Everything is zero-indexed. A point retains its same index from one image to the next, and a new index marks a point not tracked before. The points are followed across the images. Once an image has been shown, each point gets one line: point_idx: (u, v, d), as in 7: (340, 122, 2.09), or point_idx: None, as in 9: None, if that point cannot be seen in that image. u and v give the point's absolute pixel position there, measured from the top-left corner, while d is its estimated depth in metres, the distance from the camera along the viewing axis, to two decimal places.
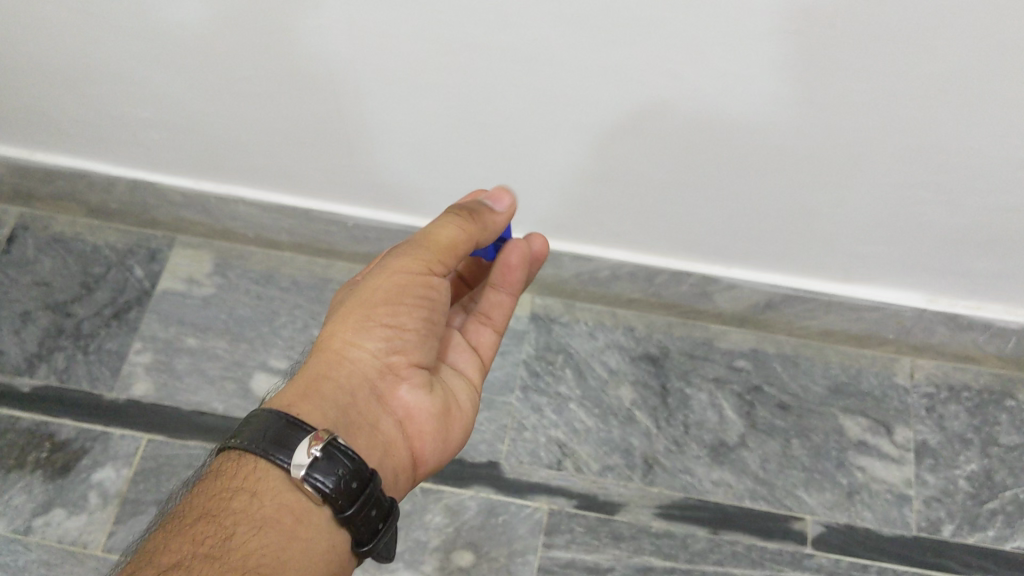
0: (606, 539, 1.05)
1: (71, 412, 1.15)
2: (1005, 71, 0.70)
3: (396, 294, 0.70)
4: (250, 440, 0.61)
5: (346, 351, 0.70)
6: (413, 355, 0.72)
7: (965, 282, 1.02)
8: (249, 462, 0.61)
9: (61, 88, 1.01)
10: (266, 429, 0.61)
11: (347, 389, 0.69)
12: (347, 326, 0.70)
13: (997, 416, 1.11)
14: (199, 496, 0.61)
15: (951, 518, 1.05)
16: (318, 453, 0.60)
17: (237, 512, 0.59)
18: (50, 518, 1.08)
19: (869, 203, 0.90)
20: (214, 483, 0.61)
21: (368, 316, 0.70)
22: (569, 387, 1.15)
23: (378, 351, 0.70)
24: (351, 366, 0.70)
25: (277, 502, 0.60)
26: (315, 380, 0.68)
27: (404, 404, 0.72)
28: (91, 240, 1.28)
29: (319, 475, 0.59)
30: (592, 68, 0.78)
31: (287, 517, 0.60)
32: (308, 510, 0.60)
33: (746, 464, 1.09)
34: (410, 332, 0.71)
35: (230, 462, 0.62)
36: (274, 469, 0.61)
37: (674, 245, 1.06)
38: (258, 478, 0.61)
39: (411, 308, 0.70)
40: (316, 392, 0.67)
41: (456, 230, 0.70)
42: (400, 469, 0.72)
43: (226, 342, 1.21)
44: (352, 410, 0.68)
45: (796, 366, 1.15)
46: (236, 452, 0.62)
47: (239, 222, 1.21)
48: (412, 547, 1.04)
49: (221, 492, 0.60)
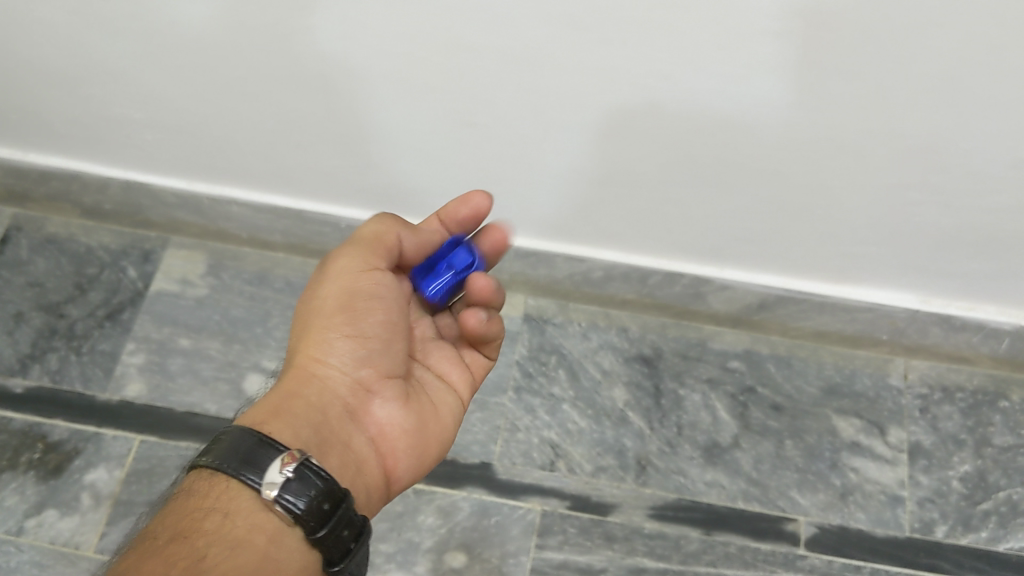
0: (599, 540, 1.05)
1: (64, 412, 1.14)
2: (996, 71, 0.70)
3: (349, 300, 0.71)
4: (222, 458, 0.61)
5: (313, 367, 0.70)
6: (382, 367, 0.72)
7: (959, 283, 1.02)
8: (221, 481, 0.61)
9: (54, 89, 1.01)
10: (237, 448, 0.61)
11: (317, 406, 0.69)
12: (310, 342, 0.71)
13: (990, 417, 1.11)
14: (170, 515, 0.59)
15: (944, 519, 1.05)
16: (290, 473, 0.60)
17: (211, 530, 0.58)
18: (42, 519, 1.07)
19: (863, 203, 0.90)
20: (185, 502, 0.60)
21: (327, 328, 0.71)
22: (562, 388, 1.14)
23: (344, 364, 0.71)
24: (320, 382, 0.70)
25: (249, 521, 0.59)
26: (285, 399, 0.68)
27: (377, 419, 0.72)
28: (85, 240, 1.27)
29: (290, 496, 0.60)
30: (585, 69, 0.77)
31: (260, 537, 0.59)
32: (280, 530, 0.60)
33: (739, 465, 1.09)
34: (374, 340, 0.71)
35: (201, 482, 0.61)
36: (245, 489, 0.60)
37: (667, 246, 1.06)
38: (230, 497, 0.60)
39: (365, 312, 0.71)
40: (286, 411, 0.67)
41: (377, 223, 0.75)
42: (374, 487, 0.71)
43: (219, 342, 1.20)
44: (324, 428, 0.68)
45: (791, 367, 1.15)
46: (207, 471, 0.61)
47: (233, 222, 1.21)
48: (406, 548, 1.04)
49: (194, 511, 0.59)
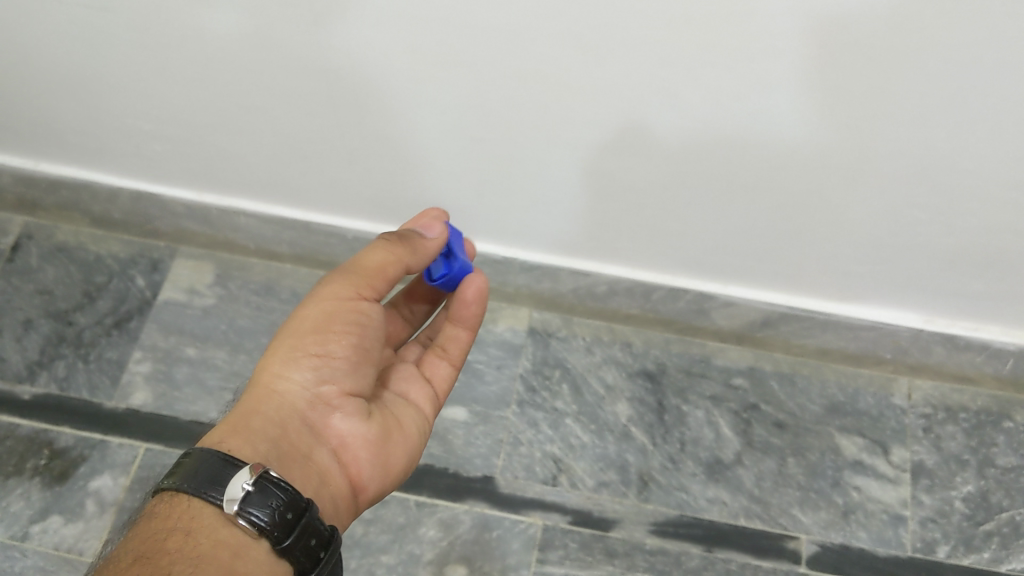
0: (599, 555, 1.05)
1: (70, 419, 1.15)
2: (994, 91, 0.70)
3: (323, 322, 0.70)
4: (182, 479, 0.61)
5: (274, 383, 0.70)
6: (345, 384, 0.71)
7: (962, 302, 1.02)
8: (182, 502, 0.61)
9: (66, 99, 1.02)
10: (197, 466, 0.61)
11: (277, 422, 0.68)
12: (274, 358, 0.70)
13: (994, 438, 1.11)
14: (132, 541, 0.59)
15: (946, 540, 1.05)
16: (250, 486, 0.60)
17: (173, 549, 0.58)
18: (47, 525, 1.08)
19: (866, 222, 0.91)
20: (147, 526, 0.60)
21: (294, 347, 0.70)
22: (565, 402, 1.15)
23: (307, 381, 0.70)
24: (281, 398, 0.69)
25: (213, 538, 0.59)
26: (244, 416, 0.68)
27: (339, 431, 0.71)
28: (94, 249, 1.28)
29: (253, 509, 0.59)
30: (591, 85, 0.78)
31: (225, 553, 0.59)
32: (246, 544, 0.60)
33: (741, 481, 1.09)
34: (340, 360, 0.70)
35: (163, 505, 0.61)
36: (207, 507, 0.60)
37: (670, 261, 1.06)
38: (192, 517, 0.60)
39: (339, 334, 0.70)
40: (245, 427, 0.67)
41: (386, 253, 0.71)
42: (339, 498, 0.71)
43: (225, 352, 1.21)
44: (284, 442, 0.67)
45: (794, 385, 1.15)
46: (168, 494, 0.61)
47: (240, 233, 1.22)
48: (406, 560, 1.04)
49: (156, 533, 0.59)
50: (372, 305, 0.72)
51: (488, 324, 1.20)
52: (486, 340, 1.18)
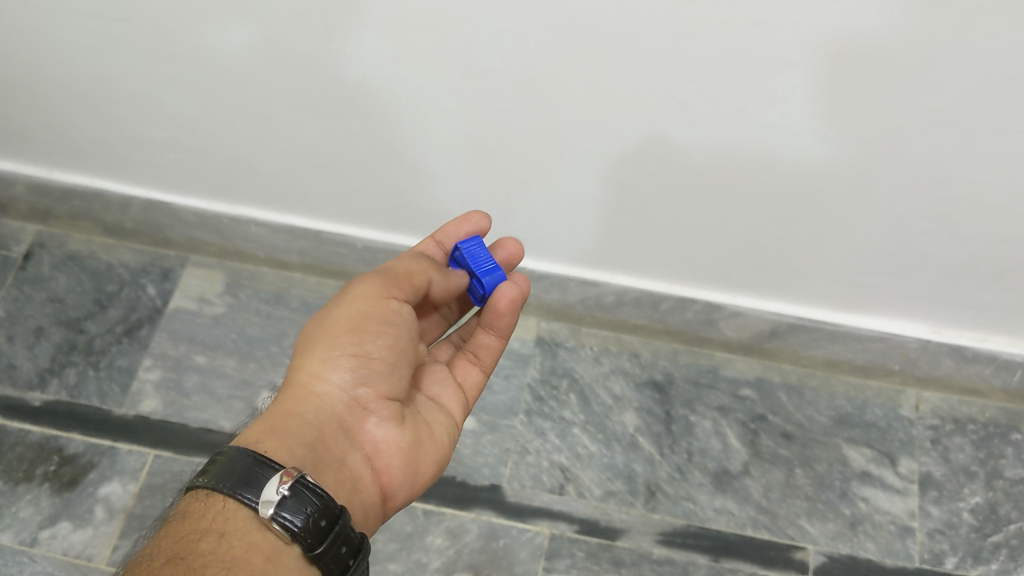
0: (607, 565, 1.05)
1: (80, 426, 1.16)
2: (999, 101, 0.70)
3: (359, 323, 0.71)
4: (217, 478, 0.61)
5: (311, 384, 0.70)
6: (382, 387, 0.71)
7: (971, 314, 1.02)
8: (217, 502, 0.61)
9: (80, 109, 1.03)
10: (233, 467, 0.61)
11: (312, 424, 0.69)
12: (312, 358, 0.71)
13: (1002, 450, 1.11)
14: (166, 538, 0.60)
15: (954, 551, 1.05)
16: (286, 491, 0.60)
17: (205, 552, 0.58)
18: (56, 531, 1.08)
19: (873, 232, 0.91)
20: (181, 524, 0.60)
21: (332, 348, 0.71)
22: (572, 412, 1.15)
23: (345, 383, 0.70)
24: (317, 400, 0.70)
25: (246, 541, 0.60)
26: (280, 416, 0.69)
27: (373, 438, 0.71)
28: (105, 258, 1.29)
29: (287, 514, 0.60)
30: (602, 94, 0.78)
31: (257, 557, 0.59)
32: (277, 548, 0.60)
33: (749, 491, 1.09)
34: (377, 362, 0.70)
35: (197, 503, 0.61)
36: (241, 509, 0.61)
37: (679, 271, 1.07)
38: (226, 519, 0.60)
39: (375, 335, 0.70)
40: (280, 429, 0.68)
41: (413, 263, 0.76)
42: (370, 504, 0.71)
43: (234, 361, 1.22)
44: (318, 446, 0.68)
45: (802, 396, 1.15)
46: (203, 492, 0.62)
47: (250, 243, 1.22)
48: (413, 568, 1.04)
49: (190, 533, 0.60)
50: (405, 306, 0.73)
51: None
52: None
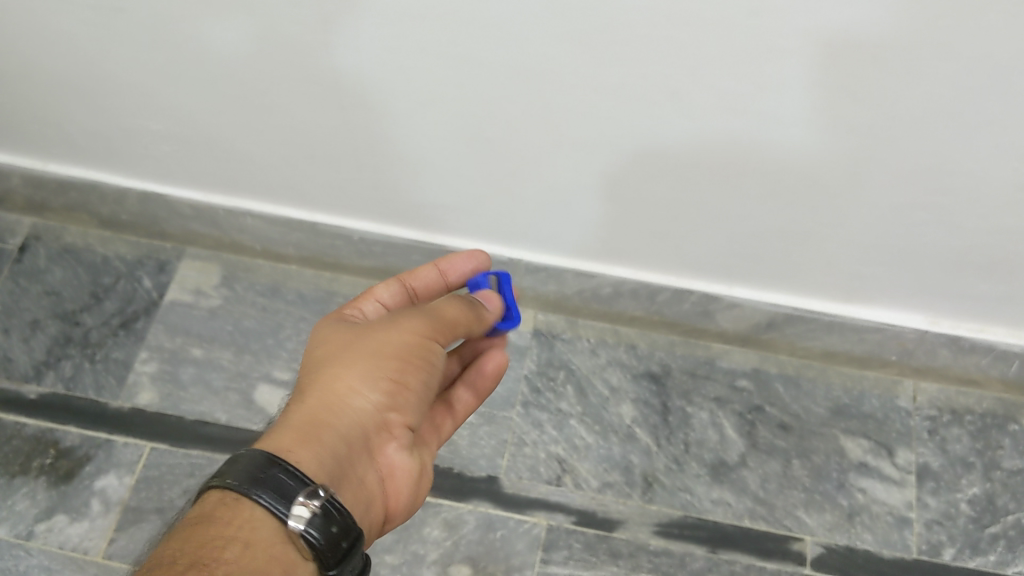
0: (604, 556, 1.05)
1: (76, 419, 1.15)
2: (998, 89, 0.70)
3: (407, 354, 0.70)
4: (248, 484, 0.59)
5: (349, 399, 0.69)
6: (408, 415, 0.72)
7: (969, 304, 1.02)
8: (245, 508, 0.59)
9: (74, 101, 1.02)
10: (268, 474, 0.60)
11: (346, 440, 0.68)
12: (353, 373, 0.69)
13: (1000, 441, 1.10)
14: (187, 540, 0.57)
15: (952, 542, 1.05)
16: (318, 508, 0.60)
17: (231, 562, 0.56)
18: (52, 524, 1.08)
19: (870, 223, 0.91)
20: (205, 529, 0.57)
21: (377, 368, 0.69)
22: (569, 403, 1.15)
23: (381, 405, 0.70)
24: (353, 416, 0.68)
25: (269, 554, 0.58)
26: (316, 427, 0.66)
27: (390, 460, 0.72)
28: (101, 251, 1.29)
29: (314, 531, 0.59)
30: (598, 84, 0.78)
31: (277, 571, 0.57)
32: (295, 563, 0.59)
33: (746, 483, 1.09)
34: (413, 393, 0.71)
35: (222, 506, 0.59)
36: (269, 519, 0.59)
37: (676, 262, 1.07)
38: (252, 527, 0.58)
39: (418, 369, 0.71)
40: (317, 441, 0.65)
41: (470, 311, 0.75)
42: (373, 526, 0.72)
43: (231, 353, 1.21)
44: (348, 463, 0.67)
45: (799, 387, 1.15)
46: (229, 495, 0.59)
47: (246, 235, 1.22)
48: (411, 560, 1.04)
49: (214, 539, 0.57)
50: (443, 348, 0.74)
51: None
52: None
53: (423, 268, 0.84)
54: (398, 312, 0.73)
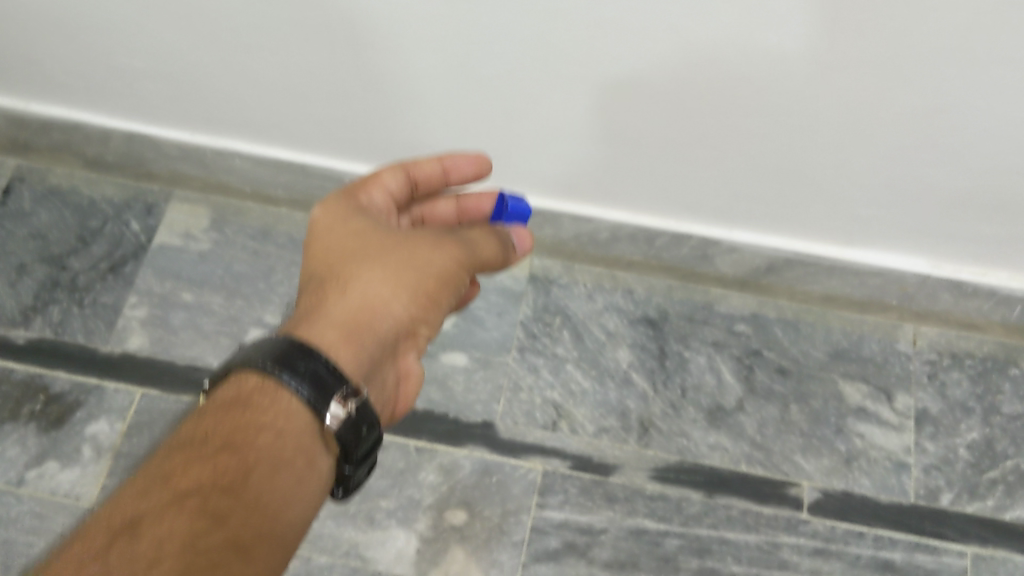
0: (599, 501, 1.04)
1: (66, 365, 1.14)
2: (1010, 22, 0.67)
3: (447, 274, 0.71)
4: (291, 373, 0.57)
5: (386, 303, 0.67)
6: (431, 328, 0.72)
7: (972, 246, 1.00)
8: (282, 395, 0.58)
9: (53, 37, 0.99)
10: (312, 368, 0.58)
11: (380, 341, 0.67)
12: (392, 278, 0.68)
13: (1000, 385, 1.09)
14: (223, 419, 0.57)
15: (950, 487, 1.04)
16: (354, 410, 0.58)
17: (263, 449, 0.56)
18: (43, 470, 1.07)
19: (875, 162, 0.88)
20: (242, 411, 0.57)
21: (418, 280, 0.69)
22: (565, 348, 1.13)
23: (415, 314, 0.69)
24: (389, 319, 0.67)
25: (300, 444, 0.57)
26: (356, 326, 0.65)
27: (407, 368, 0.72)
28: (88, 193, 1.26)
29: (344, 430, 0.58)
30: (595, 16, 0.75)
31: (303, 461, 0.58)
32: (320, 452, 0.59)
33: (743, 428, 1.08)
34: (441, 309, 0.71)
35: (259, 389, 0.58)
36: (305, 411, 0.58)
37: (674, 205, 1.04)
38: (286, 415, 0.57)
39: (451, 289, 0.71)
40: (356, 338, 0.65)
41: (500, 245, 0.76)
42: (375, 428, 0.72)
43: (221, 297, 1.19)
44: (377, 366, 0.67)
45: (797, 331, 1.14)
46: (270, 381, 0.58)
47: (235, 176, 1.19)
48: (406, 505, 1.04)
49: (248, 423, 0.57)
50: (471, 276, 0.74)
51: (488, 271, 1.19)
52: (486, 287, 1.17)
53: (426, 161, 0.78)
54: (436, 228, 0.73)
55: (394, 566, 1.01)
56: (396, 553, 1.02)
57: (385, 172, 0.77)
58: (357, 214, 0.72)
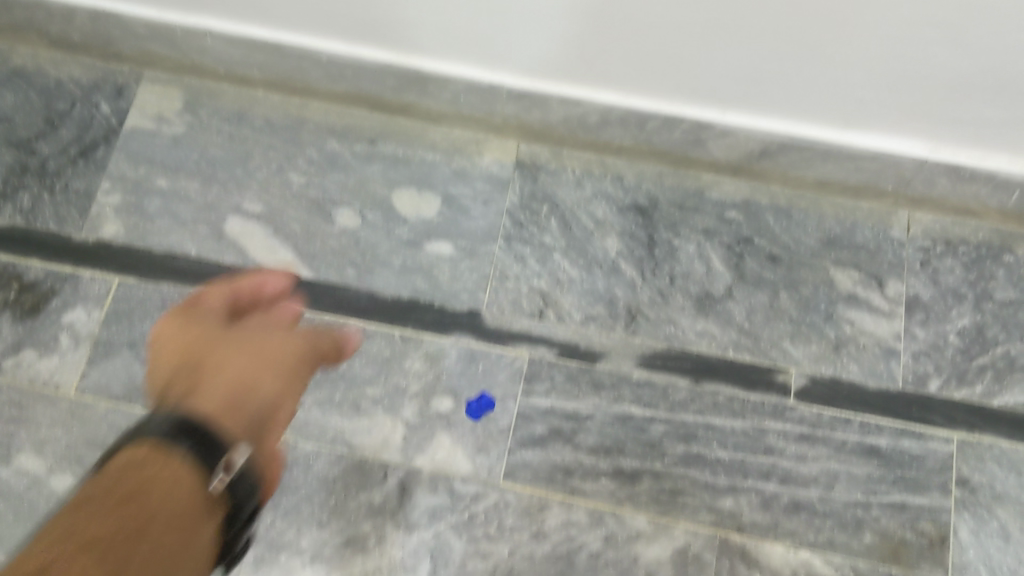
0: (586, 388, 1.04)
1: (39, 253, 1.11)
2: None
3: (301, 353, 0.73)
4: (184, 452, 0.59)
5: (255, 380, 0.68)
6: (296, 407, 0.71)
7: (971, 130, 0.97)
8: (169, 464, 0.58)
9: None
10: (196, 453, 0.59)
11: (259, 419, 0.66)
12: (262, 363, 0.69)
13: (993, 272, 1.08)
14: (106, 480, 0.56)
15: (938, 373, 1.04)
16: (240, 463, 0.60)
17: (158, 500, 0.55)
18: (21, 359, 1.07)
19: (877, 39, 0.84)
20: (127, 476, 0.56)
21: (287, 365, 0.71)
22: (553, 236, 1.10)
23: (283, 392, 0.69)
24: (266, 399, 0.68)
25: (191, 495, 0.57)
26: (235, 398, 0.65)
27: (282, 450, 0.69)
28: (54, 73, 1.20)
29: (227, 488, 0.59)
30: None
31: (189, 517, 0.57)
32: (205, 515, 0.58)
33: (731, 315, 1.07)
34: (304, 377, 0.73)
35: (147, 454, 0.58)
36: (185, 467, 0.58)
37: (666, 87, 1.00)
38: (171, 474, 0.57)
39: (306, 364, 0.73)
40: (235, 407, 0.64)
41: (346, 340, 0.80)
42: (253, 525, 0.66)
43: (197, 183, 1.14)
44: (260, 435, 0.65)
45: (790, 218, 1.11)
46: (158, 446, 0.58)
47: (207, 57, 1.14)
48: (392, 393, 1.04)
49: (140, 483, 0.56)
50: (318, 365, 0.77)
51: (474, 157, 1.14)
52: (471, 174, 1.13)
53: (281, 274, 0.79)
54: (268, 321, 0.74)
55: (380, 453, 1.02)
56: (382, 440, 1.02)
57: (213, 290, 0.75)
58: (197, 320, 0.72)
